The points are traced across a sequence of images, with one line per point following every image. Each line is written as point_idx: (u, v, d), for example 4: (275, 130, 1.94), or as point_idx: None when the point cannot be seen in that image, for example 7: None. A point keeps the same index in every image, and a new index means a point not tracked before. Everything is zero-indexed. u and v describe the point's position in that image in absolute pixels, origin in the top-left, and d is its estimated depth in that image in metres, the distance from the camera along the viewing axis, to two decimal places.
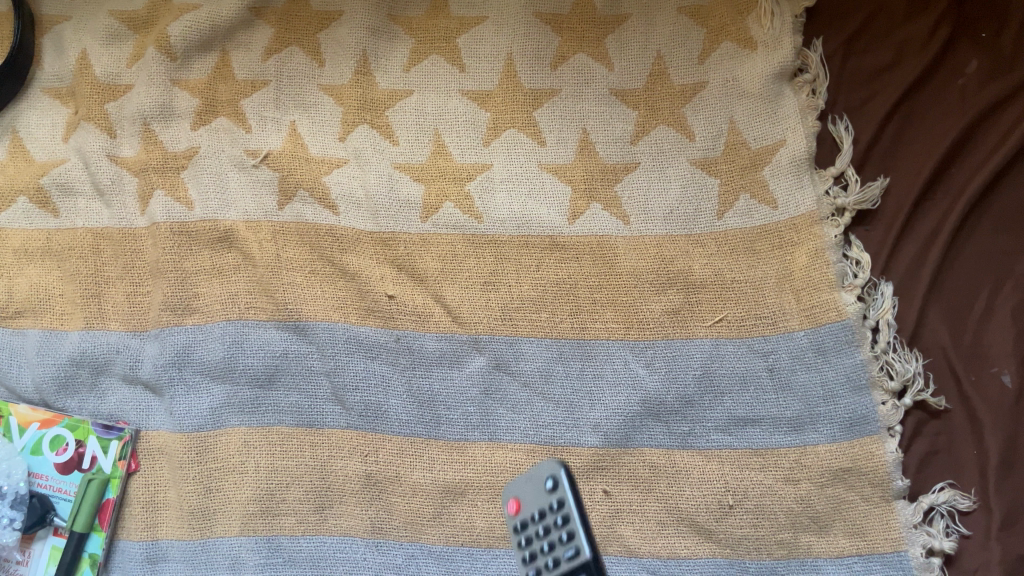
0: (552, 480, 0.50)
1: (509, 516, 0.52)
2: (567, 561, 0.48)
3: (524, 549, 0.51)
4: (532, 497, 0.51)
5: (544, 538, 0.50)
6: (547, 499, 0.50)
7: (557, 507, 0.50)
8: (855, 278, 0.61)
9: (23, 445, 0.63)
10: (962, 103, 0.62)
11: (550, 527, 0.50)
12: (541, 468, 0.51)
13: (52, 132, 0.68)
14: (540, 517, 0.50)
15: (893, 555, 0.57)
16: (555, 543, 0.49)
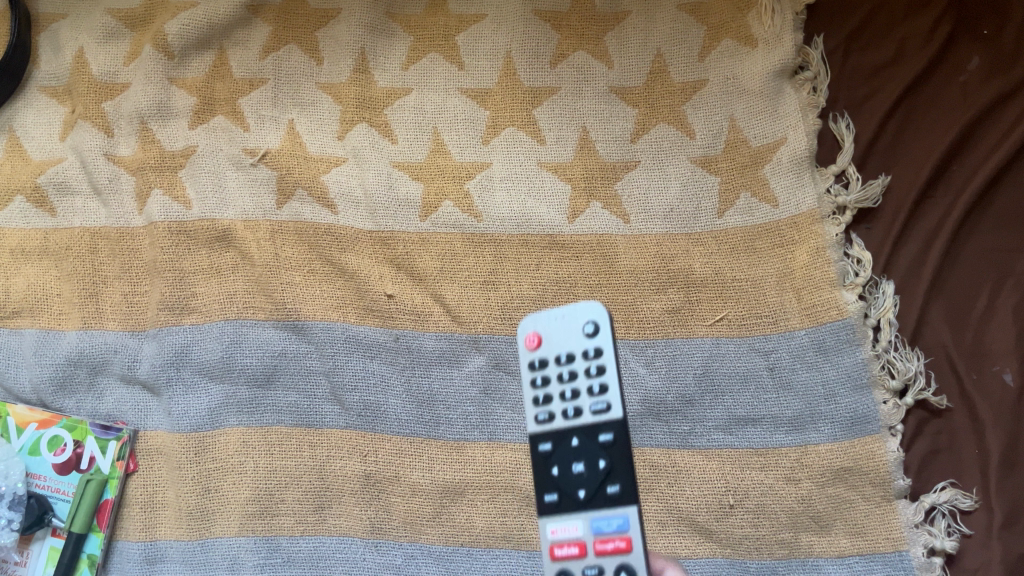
0: (593, 326, 0.47)
1: (527, 351, 0.49)
2: (590, 409, 0.46)
3: (538, 390, 0.48)
4: (561, 340, 0.48)
5: (567, 383, 0.48)
6: (579, 345, 0.48)
7: (590, 355, 0.47)
8: (856, 277, 0.61)
9: (21, 445, 0.62)
10: (963, 100, 0.61)
11: (577, 373, 0.48)
12: (580, 311, 0.48)
13: (48, 131, 0.68)
14: (563, 360, 0.48)
15: (895, 554, 0.57)
16: (576, 389, 0.47)
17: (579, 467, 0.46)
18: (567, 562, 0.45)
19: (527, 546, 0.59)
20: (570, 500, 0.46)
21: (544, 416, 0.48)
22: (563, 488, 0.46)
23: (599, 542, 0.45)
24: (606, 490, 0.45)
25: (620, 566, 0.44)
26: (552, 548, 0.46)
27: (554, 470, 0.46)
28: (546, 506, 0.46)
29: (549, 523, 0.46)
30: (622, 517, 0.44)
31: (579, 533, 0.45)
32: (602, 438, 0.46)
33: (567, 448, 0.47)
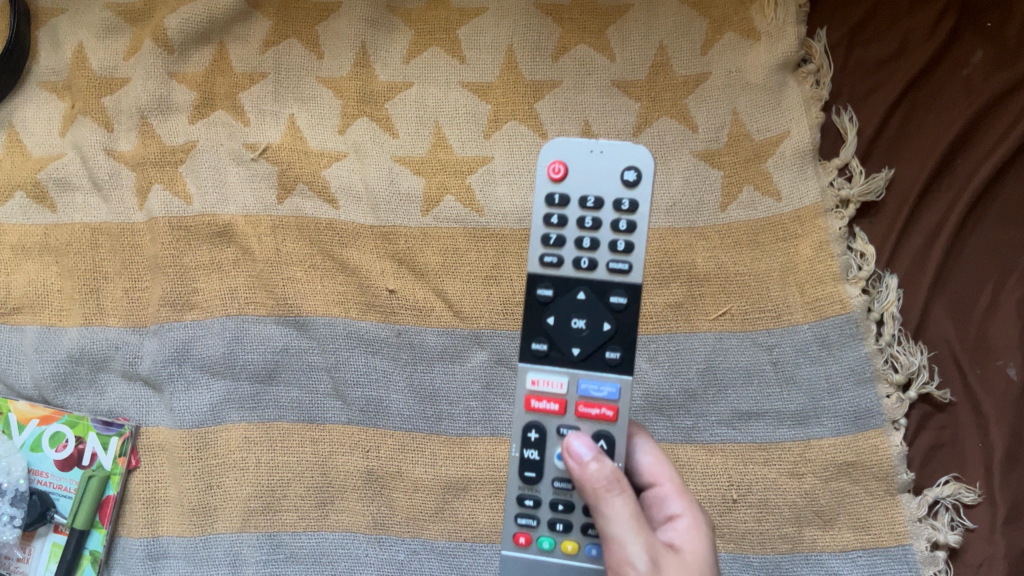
0: (634, 176, 0.46)
1: (548, 183, 0.47)
2: (608, 266, 0.46)
3: (551, 229, 0.46)
4: (592, 183, 0.46)
5: (586, 232, 0.46)
6: (611, 195, 0.46)
7: (621, 208, 0.46)
8: (860, 270, 0.60)
9: (23, 441, 0.63)
10: (967, 94, 0.61)
11: (601, 224, 0.46)
12: (623, 155, 0.46)
13: (49, 126, 0.67)
14: (587, 205, 0.46)
15: (898, 548, 0.57)
16: (595, 239, 0.46)
17: (580, 322, 0.45)
18: (541, 416, 0.45)
19: None
20: (561, 353, 0.46)
21: (552, 258, 0.46)
22: (555, 340, 0.46)
23: (583, 404, 0.45)
24: (604, 353, 0.45)
25: (599, 434, 0.45)
26: (529, 399, 0.45)
27: (551, 318, 0.46)
28: (534, 353, 0.46)
29: (532, 372, 0.46)
30: (613, 383, 0.45)
31: (563, 390, 0.45)
32: (614, 300, 0.45)
33: (571, 299, 0.46)
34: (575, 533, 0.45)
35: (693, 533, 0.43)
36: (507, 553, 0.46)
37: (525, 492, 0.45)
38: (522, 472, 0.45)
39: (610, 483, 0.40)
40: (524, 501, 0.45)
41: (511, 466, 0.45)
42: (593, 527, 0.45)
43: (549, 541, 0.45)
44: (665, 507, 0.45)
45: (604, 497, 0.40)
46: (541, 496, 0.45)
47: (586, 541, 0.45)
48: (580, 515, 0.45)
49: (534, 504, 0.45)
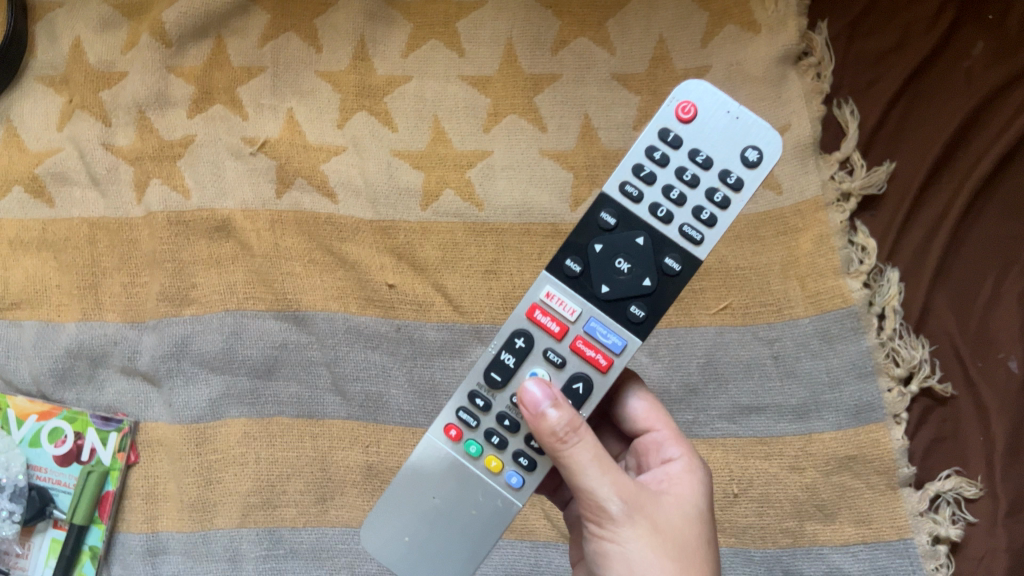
0: (755, 157, 0.42)
1: (671, 116, 0.43)
2: (682, 229, 0.42)
3: (649, 164, 0.43)
4: (711, 139, 0.42)
5: (681, 184, 0.42)
6: (723, 164, 0.42)
7: (727, 179, 0.42)
8: (861, 264, 0.60)
9: (21, 437, 0.62)
10: (968, 86, 0.61)
11: (699, 183, 0.42)
12: (757, 131, 0.42)
13: (45, 120, 0.67)
14: (695, 159, 0.42)
15: (899, 542, 0.57)
16: (683, 194, 0.42)
17: (622, 264, 0.42)
18: (535, 330, 0.44)
19: (532, 536, 0.59)
20: (588, 283, 0.43)
21: (633, 190, 0.43)
22: (589, 266, 0.43)
23: (582, 341, 0.43)
24: (629, 307, 0.43)
25: (578, 375, 0.43)
26: (533, 308, 0.43)
27: (598, 246, 0.43)
28: (565, 270, 0.43)
29: (551, 285, 0.43)
30: (621, 339, 0.43)
31: (570, 318, 0.43)
32: (667, 263, 0.42)
33: (627, 238, 0.43)
34: (506, 454, 0.44)
35: (686, 474, 0.43)
36: (434, 433, 0.44)
37: (480, 391, 0.44)
38: (490, 371, 0.44)
39: (567, 433, 0.38)
40: (475, 399, 0.44)
41: (482, 360, 0.44)
42: (524, 458, 0.43)
43: (476, 447, 0.44)
44: (662, 451, 0.46)
45: (561, 449, 0.38)
46: (493, 403, 0.44)
47: (509, 467, 0.43)
48: (518, 441, 0.43)
49: (483, 406, 0.44)
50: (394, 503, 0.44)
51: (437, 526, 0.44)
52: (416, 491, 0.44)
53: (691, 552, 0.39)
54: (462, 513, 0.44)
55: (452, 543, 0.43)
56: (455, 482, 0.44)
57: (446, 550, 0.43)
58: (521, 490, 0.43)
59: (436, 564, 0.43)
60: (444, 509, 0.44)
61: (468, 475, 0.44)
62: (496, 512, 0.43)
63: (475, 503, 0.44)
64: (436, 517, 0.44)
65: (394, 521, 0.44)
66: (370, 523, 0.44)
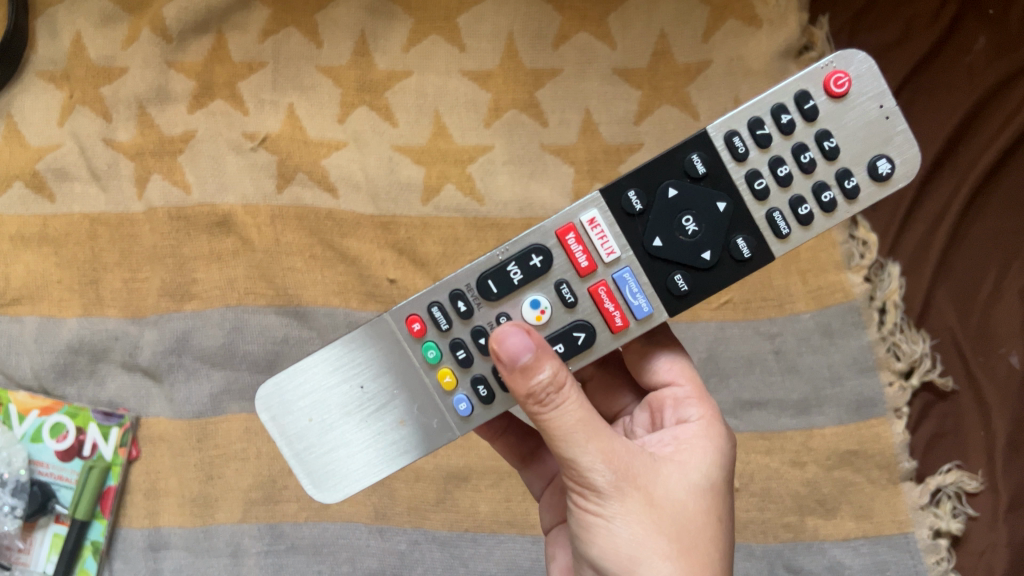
0: (888, 171, 0.37)
1: (819, 83, 0.38)
2: (772, 213, 0.38)
3: (771, 124, 0.38)
4: (846, 130, 0.38)
5: (794, 165, 0.38)
6: (849, 163, 0.38)
7: (845, 180, 0.37)
8: (863, 258, 0.60)
9: (23, 432, 0.63)
10: (970, 81, 0.60)
11: (812, 172, 0.38)
12: (901, 145, 0.37)
13: (45, 115, 0.66)
14: (821, 143, 0.38)
15: (900, 536, 0.57)
16: (792, 176, 0.38)
17: (688, 225, 0.39)
18: (557, 254, 0.40)
19: (533, 531, 0.59)
20: (643, 229, 0.39)
21: (739, 144, 0.38)
22: (653, 210, 0.39)
23: (605, 289, 0.40)
24: (673, 276, 0.39)
25: (581, 321, 0.40)
26: (568, 229, 0.40)
27: (672, 191, 0.39)
28: (627, 206, 0.39)
29: (598, 208, 0.40)
30: (649, 306, 0.40)
31: (605, 261, 0.40)
32: (738, 244, 0.39)
33: (704, 192, 0.39)
34: (464, 374, 0.41)
35: (699, 441, 0.41)
36: (391, 314, 0.41)
37: (466, 294, 0.40)
38: (489, 278, 0.40)
39: (546, 396, 0.35)
40: (459, 300, 0.40)
41: (485, 262, 0.40)
42: (483, 388, 0.40)
43: (434, 351, 0.41)
44: (679, 411, 0.43)
45: (540, 412, 0.36)
46: (475, 313, 0.40)
47: (462, 390, 0.41)
48: (482, 365, 0.41)
49: (464, 312, 0.40)
50: (314, 372, 0.41)
51: (350, 418, 0.41)
52: (342, 371, 0.41)
53: (690, 528, 0.37)
54: (384, 418, 0.41)
55: (360, 442, 0.41)
56: (389, 380, 0.41)
57: (349, 447, 0.41)
58: (464, 420, 0.41)
59: (332, 455, 0.41)
60: (366, 406, 0.41)
61: (410, 378, 0.41)
62: (427, 432, 0.41)
63: (403, 414, 0.41)
64: (355, 406, 0.41)
65: (305, 389, 0.41)
66: (279, 381, 0.41)
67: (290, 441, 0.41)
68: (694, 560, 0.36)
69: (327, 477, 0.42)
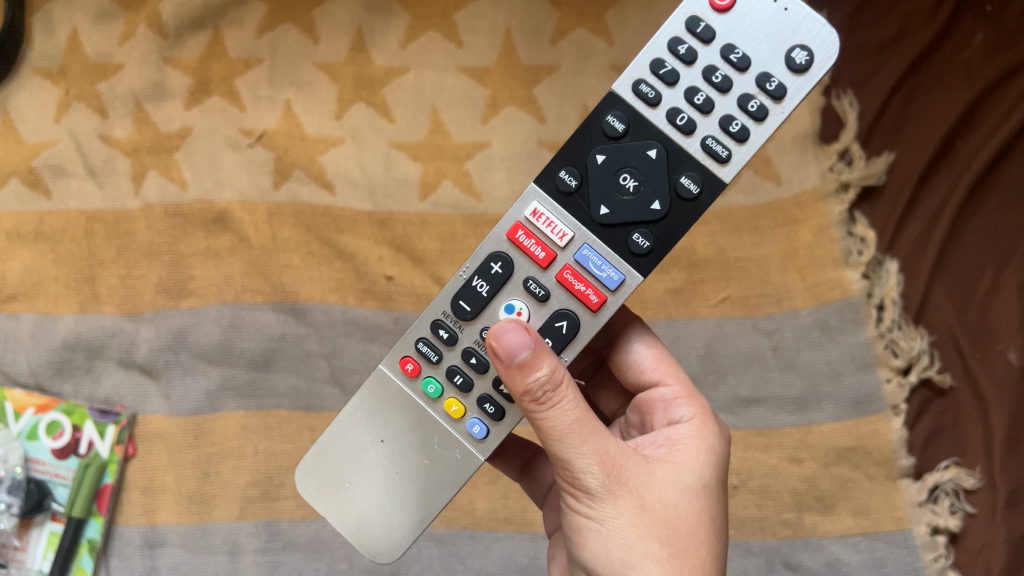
0: (805, 59, 0.36)
1: (704, 5, 0.37)
2: (706, 142, 0.37)
3: (672, 60, 0.38)
4: (747, 36, 0.37)
5: (709, 89, 0.37)
6: (762, 66, 0.37)
7: (764, 85, 0.37)
8: (860, 255, 0.60)
9: (19, 430, 0.62)
10: (968, 76, 0.60)
11: (730, 89, 0.37)
12: (804, 27, 0.36)
13: (40, 111, 0.66)
14: (727, 58, 0.37)
15: (897, 533, 0.57)
16: (712, 100, 0.37)
17: (629, 182, 0.38)
18: (515, 253, 0.39)
19: (531, 528, 0.59)
20: (586, 202, 0.39)
21: (648, 91, 0.38)
22: (589, 180, 0.38)
23: (571, 273, 0.39)
24: (632, 235, 0.38)
25: (561, 313, 0.39)
26: (515, 226, 0.39)
27: (600, 157, 0.38)
28: (560, 183, 0.39)
29: (538, 200, 0.39)
30: (619, 273, 0.39)
31: (560, 245, 0.39)
32: (683, 183, 0.38)
33: (636, 150, 0.38)
34: (470, 399, 0.40)
35: (692, 442, 0.41)
36: (387, 365, 0.41)
37: (445, 322, 0.40)
38: (458, 299, 0.40)
39: (542, 395, 0.35)
40: (439, 329, 0.40)
41: (451, 286, 0.40)
42: (490, 405, 0.40)
43: (434, 385, 0.41)
44: (670, 411, 0.43)
45: (536, 412, 0.36)
46: (459, 337, 0.40)
47: (473, 414, 0.40)
48: (484, 384, 0.40)
49: (448, 339, 0.40)
50: (336, 444, 0.41)
51: (382, 474, 0.41)
52: (362, 433, 0.41)
53: (682, 531, 0.37)
54: (410, 463, 0.41)
55: (397, 495, 0.41)
56: (406, 426, 0.41)
57: (391, 501, 0.41)
58: (484, 443, 0.40)
59: (377, 517, 0.41)
60: (390, 457, 0.41)
61: (423, 418, 0.41)
62: (454, 465, 0.41)
63: (426, 455, 0.41)
64: (381, 461, 0.41)
65: (333, 463, 0.41)
66: (308, 464, 0.41)
67: (337, 516, 0.41)
68: (685, 563, 0.36)
69: (382, 539, 0.41)
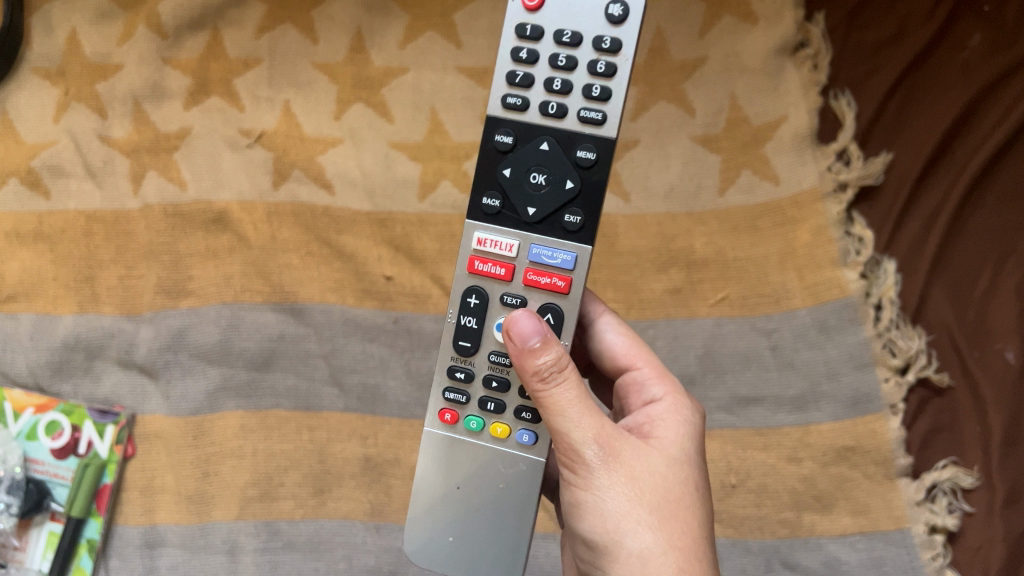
0: (619, 12, 0.40)
1: (520, 10, 0.41)
2: (580, 114, 0.40)
3: (520, 67, 0.41)
4: (573, 16, 0.40)
5: (559, 74, 0.41)
6: (591, 34, 0.40)
7: (601, 47, 0.40)
8: (858, 255, 0.60)
9: (19, 430, 0.62)
10: (965, 77, 0.60)
11: (575, 65, 0.40)
12: None
13: (40, 112, 0.66)
14: (562, 42, 0.40)
15: (896, 532, 0.57)
16: (566, 81, 0.40)
17: (540, 178, 0.41)
18: (485, 280, 0.42)
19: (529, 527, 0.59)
20: (515, 211, 0.41)
21: (516, 101, 0.41)
22: (509, 193, 0.41)
23: (533, 272, 0.41)
24: (563, 217, 0.41)
25: (545, 307, 0.41)
26: (471, 260, 0.42)
27: (508, 170, 0.41)
28: (485, 207, 0.42)
29: (479, 230, 0.42)
30: (569, 253, 0.41)
31: (511, 254, 0.41)
32: (581, 155, 0.40)
33: (532, 150, 0.41)
34: (508, 416, 0.42)
35: (671, 415, 0.41)
36: (431, 426, 0.43)
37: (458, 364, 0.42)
38: (458, 341, 0.42)
39: (549, 373, 0.37)
40: (455, 372, 0.42)
41: (447, 336, 0.42)
42: (527, 412, 0.41)
43: (477, 420, 0.42)
44: (644, 391, 0.43)
45: (541, 389, 0.37)
46: (474, 370, 0.42)
47: (517, 427, 0.41)
48: (516, 397, 0.42)
49: (466, 377, 0.42)
50: (423, 510, 0.42)
51: (471, 513, 0.42)
52: (438, 486, 0.42)
53: (670, 499, 0.37)
54: (489, 494, 0.42)
55: (494, 527, 0.42)
56: (473, 462, 0.42)
57: (492, 527, 0.42)
58: (538, 446, 0.41)
59: (486, 555, 0.42)
60: (470, 498, 0.42)
61: (484, 452, 0.42)
62: (523, 478, 0.41)
63: (499, 479, 0.42)
64: (466, 504, 0.42)
65: (429, 529, 0.42)
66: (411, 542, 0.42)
67: (463, 565, 0.42)
68: (674, 529, 0.36)
69: (508, 560, 0.41)
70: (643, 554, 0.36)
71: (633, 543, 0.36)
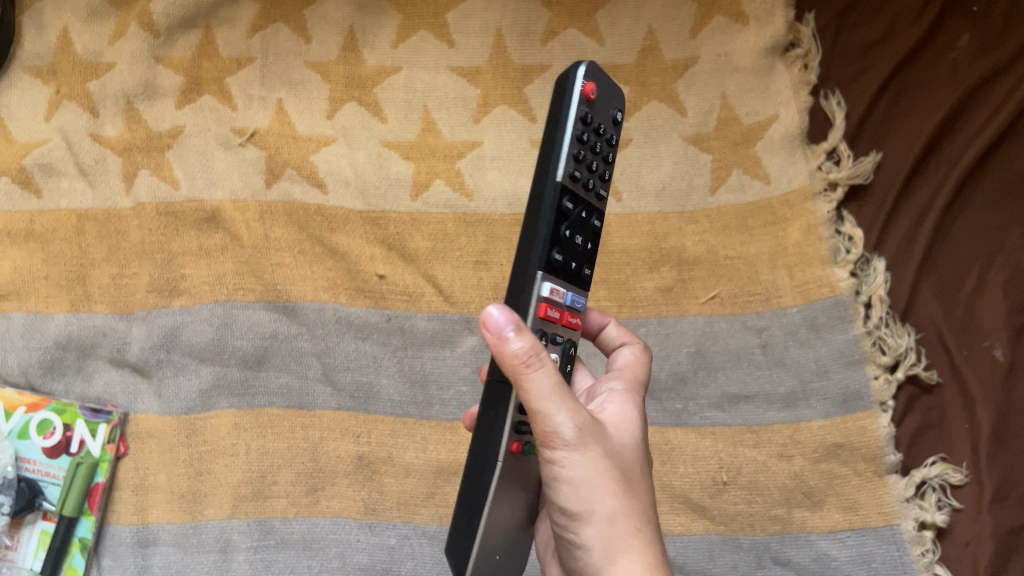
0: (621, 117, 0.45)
1: (581, 93, 0.42)
2: (600, 193, 0.44)
3: (579, 145, 0.42)
4: (600, 109, 0.43)
5: (595, 157, 0.43)
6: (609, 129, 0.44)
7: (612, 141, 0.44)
8: (848, 253, 0.61)
9: (10, 429, 0.62)
10: (954, 78, 0.61)
11: (602, 152, 0.44)
12: (615, 93, 0.45)
13: (32, 110, 0.66)
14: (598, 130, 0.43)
15: (886, 529, 0.57)
16: (598, 163, 0.43)
17: (579, 238, 0.42)
18: (545, 324, 0.41)
19: None
20: (565, 266, 0.42)
21: (579, 173, 0.42)
22: (565, 250, 0.41)
23: (570, 315, 0.42)
24: (584, 273, 0.43)
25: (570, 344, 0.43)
26: (542, 306, 0.40)
27: (567, 231, 0.41)
28: (551, 261, 0.41)
29: (548, 279, 0.41)
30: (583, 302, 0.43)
31: (565, 301, 0.41)
32: (597, 223, 0.44)
33: (580, 215, 0.42)
34: None
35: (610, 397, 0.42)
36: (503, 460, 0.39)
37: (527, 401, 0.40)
38: None
39: (530, 357, 0.36)
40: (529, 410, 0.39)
41: None
42: None
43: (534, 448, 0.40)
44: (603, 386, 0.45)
45: (524, 374, 0.36)
46: None
47: None
48: None
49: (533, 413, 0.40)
50: (487, 541, 0.39)
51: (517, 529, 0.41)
52: (499, 517, 0.40)
53: (624, 468, 0.38)
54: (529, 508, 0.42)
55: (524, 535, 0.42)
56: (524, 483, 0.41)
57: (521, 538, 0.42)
58: None
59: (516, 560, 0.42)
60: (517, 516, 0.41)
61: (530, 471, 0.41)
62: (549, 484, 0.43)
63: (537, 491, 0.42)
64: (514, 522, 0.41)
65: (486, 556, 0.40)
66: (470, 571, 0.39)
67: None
68: (631, 494, 0.38)
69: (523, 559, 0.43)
70: (612, 517, 0.37)
71: (603, 511, 0.37)
